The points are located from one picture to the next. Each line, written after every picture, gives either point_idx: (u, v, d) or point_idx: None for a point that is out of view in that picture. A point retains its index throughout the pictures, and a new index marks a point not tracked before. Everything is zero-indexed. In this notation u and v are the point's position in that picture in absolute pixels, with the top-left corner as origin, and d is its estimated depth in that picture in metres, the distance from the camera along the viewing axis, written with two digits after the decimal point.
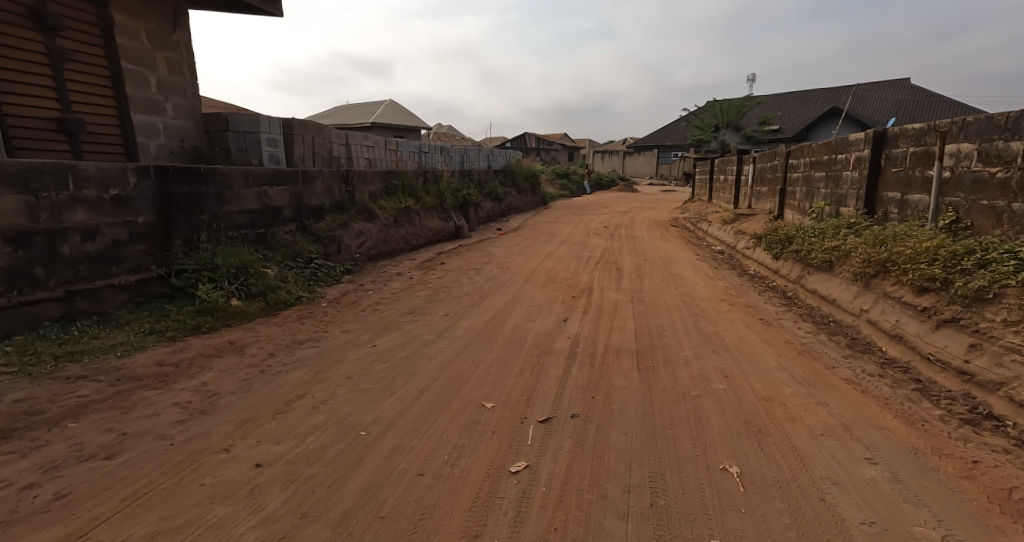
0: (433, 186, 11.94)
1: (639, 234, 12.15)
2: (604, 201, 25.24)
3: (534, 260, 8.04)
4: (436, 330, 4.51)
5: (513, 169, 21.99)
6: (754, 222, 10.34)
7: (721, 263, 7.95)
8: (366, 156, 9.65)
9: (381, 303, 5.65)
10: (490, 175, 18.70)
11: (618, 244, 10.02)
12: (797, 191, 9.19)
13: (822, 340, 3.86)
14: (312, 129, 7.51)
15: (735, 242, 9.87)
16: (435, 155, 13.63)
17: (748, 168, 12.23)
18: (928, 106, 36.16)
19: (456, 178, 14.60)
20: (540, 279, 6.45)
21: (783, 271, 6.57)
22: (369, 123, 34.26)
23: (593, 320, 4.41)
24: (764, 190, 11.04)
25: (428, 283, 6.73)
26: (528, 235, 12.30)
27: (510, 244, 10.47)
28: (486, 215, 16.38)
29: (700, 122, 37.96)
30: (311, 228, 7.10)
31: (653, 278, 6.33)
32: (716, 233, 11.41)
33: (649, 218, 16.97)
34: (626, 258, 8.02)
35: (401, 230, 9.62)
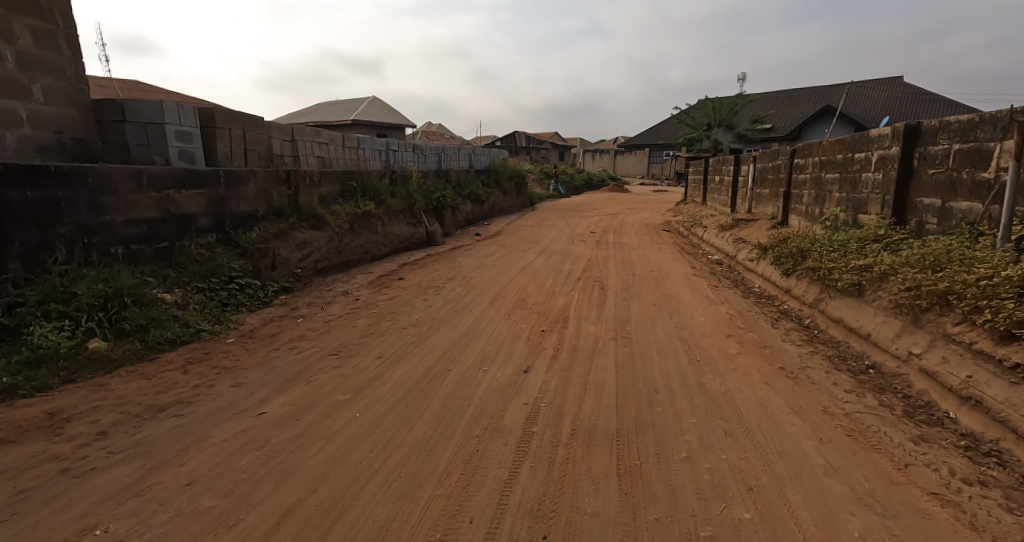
0: (401, 188, 10.85)
1: (629, 240, 11.13)
2: (593, 202, 24.25)
3: (504, 276, 6.99)
4: (355, 381, 3.48)
5: (496, 168, 20.85)
6: (755, 229, 9.33)
7: (719, 278, 6.96)
8: (317, 154, 8.57)
9: (307, 335, 4.60)
10: (471, 175, 17.64)
11: (604, 254, 8.98)
12: (804, 194, 8.18)
13: (860, 403, 2.88)
14: (241, 120, 6.43)
15: (735, 252, 8.86)
16: (405, 153, 12.52)
17: (748, 169, 11.21)
18: (922, 104, 35.50)
19: (430, 178, 13.51)
20: (506, 302, 5.43)
21: (793, 291, 5.59)
22: (350, 121, 33.02)
23: (558, 370, 3.41)
24: (766, 193, 10.03)
25: (376, 307, 5.67)
26: (507, 241, 11.25)
27: (483, 254, 9.40)
28: (465, 218, 15.27)
29: (691, 120, 37.01)
30: (238, 240, 6.01)
31: (639, 301, 5.32)
32: (713, 241, 10.39)
33: (639, 222, 15.94)
34: (610, 273, 7.01)
35: (358, 239, 8.55)
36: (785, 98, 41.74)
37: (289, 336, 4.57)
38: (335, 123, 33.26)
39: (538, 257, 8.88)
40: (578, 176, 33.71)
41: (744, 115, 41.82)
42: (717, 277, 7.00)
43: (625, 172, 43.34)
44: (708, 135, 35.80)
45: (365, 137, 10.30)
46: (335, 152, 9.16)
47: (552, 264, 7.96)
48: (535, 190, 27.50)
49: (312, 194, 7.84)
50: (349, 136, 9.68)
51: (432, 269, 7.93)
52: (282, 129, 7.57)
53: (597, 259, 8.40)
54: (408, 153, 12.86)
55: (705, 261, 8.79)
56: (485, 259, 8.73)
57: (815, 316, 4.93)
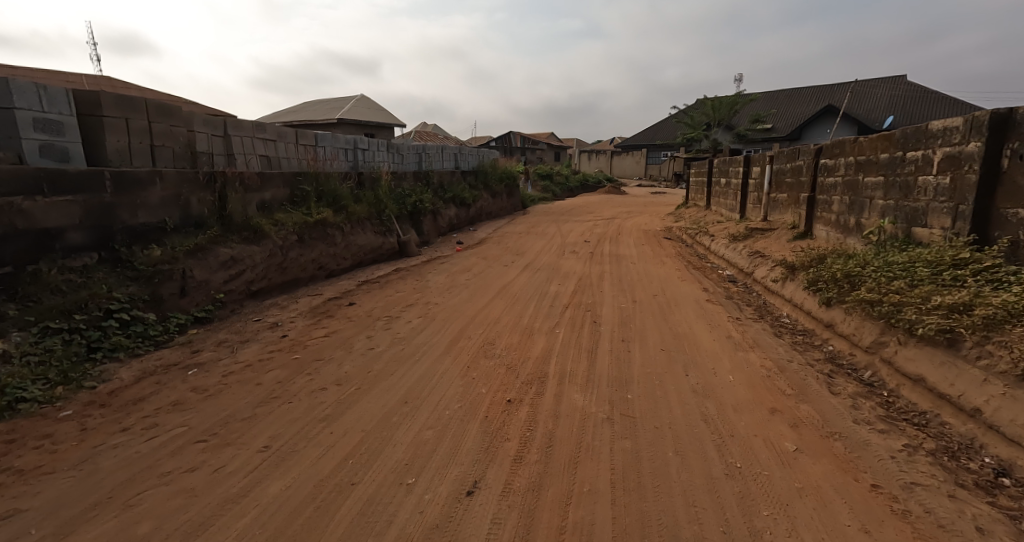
0: (367, 192, 9.60)
1: (627, 251, 9.87)
2: (588, 205, 23.04)
3: (476, 301, 5.74)
4: (201, 507, 2.21)
5: (485, 169, 19.59)
6: (773, 241, 8.09)
7: (737, 304, 5.73)
8: (260, 153, 7.34)
9: (189, 397, 3.37)
10: (456, 176, 16.44)
11: (599, 271, 7.73)
12: (833, 200, 6.96)
13: None
14: (142, 109, 5.20)
15: (751, 268, 7.62)
16: (377, 153, 11.28)
17: (762, 170, 9.98)
18: (927, 104, 34.48)
19: (406, 180, 12.27)
20: (470, 345, 4.19)
21: (840, 330, 4.37)
22: (335, 120, 31.69)
23: (517, 489, 2.27)
24: (784, 199, 8.79)
25: (305, 348, 4.43)
26: (490, 252, 9.99)
27: (459, 269, 8.14)
28: (447, 224, 14.02)
29: (690, 120, 35.83)
30: (132, 259, 4.76)
31: (641, 346, 4.09)
32: (723, 253, 9.16)
33: (638, 228, 14.72)
34: (604, 298, 5.77)
35: (309, 253, 7.29)
36: (786, 98, 40.64)
37: (162, 398, 3.33)
38: (320, 122, 31.98)
39: (522, 274, 7.63)
40: (573, 177, 32.47)
41: (744, 116, 40.69)
42: (735, 303, 5.78)
43: (622, 173, 42.09)
44: (707, 135, 34.69)
45: (325, 133, 9.06)
46: (285, 150, 7.93)
47: (536, 284, 6.71)
48: (527, 192, 26.27)
49: (249, 200, 6.59)
50: (305, 132, 8.44)
51: (393, 291, 6.67)
52: (209, 123, 6.33)
53: (590, 277, 7.15)
54: (380, 152, 11.61)
55: (716, 279, 7.57)
56: (459, 277, 7.48)
57: (876, 368, 3.72)
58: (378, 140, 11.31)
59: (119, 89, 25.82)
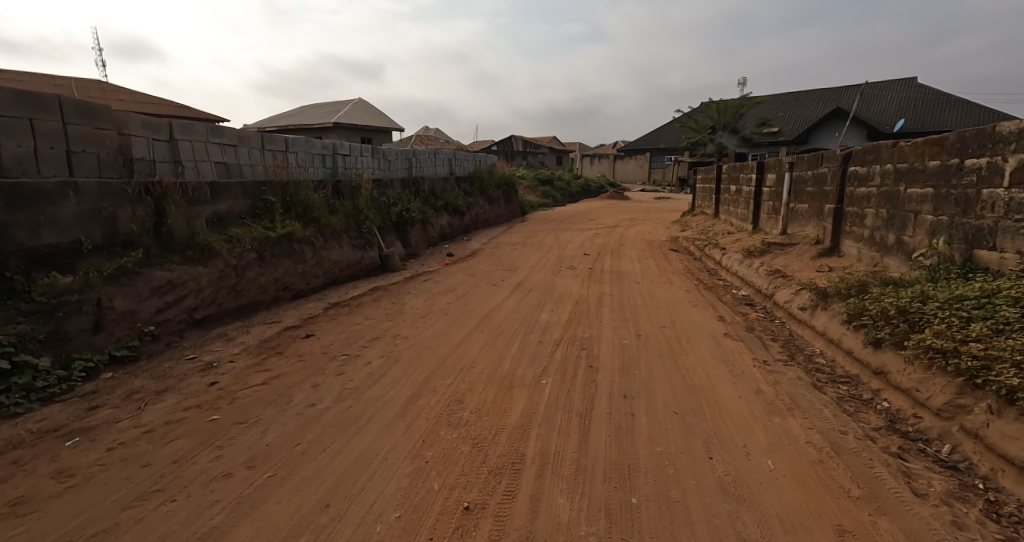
0: (344, 202, 8.80)
1: (630, 267, 9.05)
2: (590, 212, 22.21)
3: (453, 335, 4.91)
4: None
5: (481, 175, 18.86)
6: (794, 259, 7.25)
7: (761, 340, 4.88)
8: (218, 159, 6.55)
9: (42, 489, 2.52)
10: (448, 184, 15.70)
11: (599, 292, 6.90)
12: (869, 214, 6.12)
13: None
14: (53, 109, 4.50)
15: (771, 290, 6.78)
16: (360, 159, 10.51)
17: (779, 178, 9.15)
18: (939, 107, 33.56)
19: (393, 188, 11.49)
20: (434, 404, 3.35)
21: (898, 383, 3.51)
22: (331, 124, 30.99)
23: None
24: (806, 211, 7.96)
25: (233, 400, 3.58)
26: (480, 268, 9.15)
27: (443, 290, 7.32)
28: (437, 234, 13.22)
29: (695, 123, 35.02)
30: (29, 289, 3.96)
31: (648, 410, 3.25)
32: (738, 271, 8.32)
33: (642, 238, 13.90)
34: (603, 334, 4.92)
35: (270, 272, 6.47)
36: (792, 101, 39.84)
37: (4, 492, 2.50)
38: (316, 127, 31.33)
39: (513, 297, 6.80)
40: (574, 182, 31.64)
41: (749, 119, 39.93)
42: (755, 338, 4.94)
43: (624, 178, 41.22)
44: (712, 139, 33.89)
45: (298, 137, 8.28)
46: (250, 156, 7.14)
47: (525, 311, 5.88)
48: (527, 198, 25.47)
49: (198, 214, 5.79)
50: (274, 136, 7.66)
51: (362, 318, 5.84)
52: (151, 125, 5.54)
53: (588, 301, 6.31)
54: (364, 158, 10.84)
55: (731, 303, 6.73)
56: (442, 300, 6.65)
57: (955, 441, 2.86)
58: (361, 146, 10.55)
59: (109, 94, 25.22)
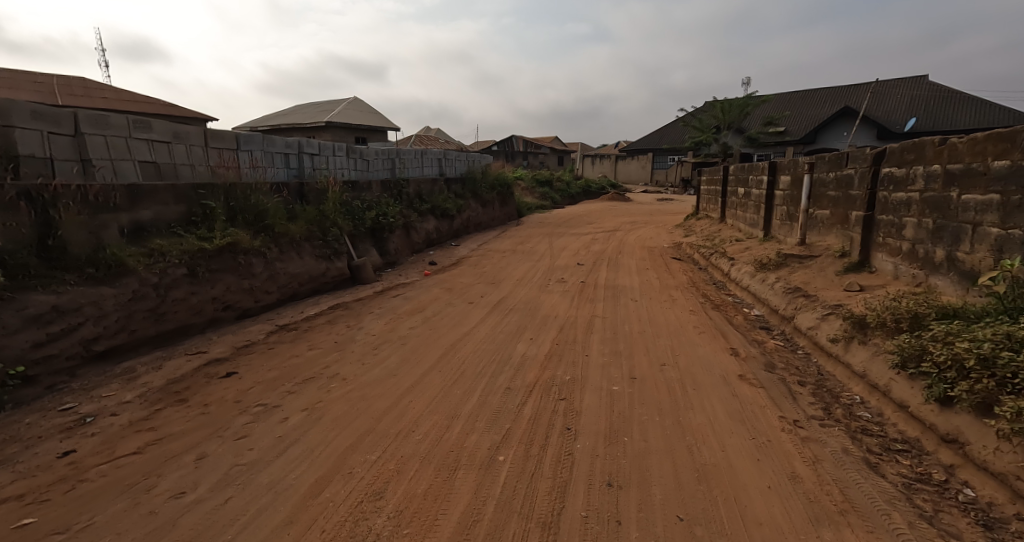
0: (306, 208, 7.91)
1: (627, 279, 8.13)
2: (589, 215, 21.32)
3: (405, 377, 3.96)
4: None
5: (474, 177, 18.00)
6: (815, 274, 6.30)
7: (787, 385, 3.92)
8: (143, 158, 5.63)
9: None
10: (435, 185, 14.82)
11: (590, 315, 5.95)
12: (910, 225, 5.23)
13: None
14: None
15: (790, 312, 5.83)
16: (329, 158, 9.63)
17: (796, 182, 8.24)
18: (951, 107, 32.64)
19: (369, 192, 10.57)
20: (340, 501, 2.42)
21: (992, 465, 2.55)
22: (324, 123, 30.08)
23: None
24: (828, 219, 7.01)
25: (76, 484, 2.64)
26: (461, 281, 8.22)
27: (412, 310, 6.38)
28: (421, 240, 12.31)
29: (699, 123, 34.04)
30: None
31: (640, 518, 2.31)
32: (750, 288, 7.35)
33: (642, 245, 13.00)
34: (590, 378, 3.96)
35: (206, 290, 5.52)
36: (798, 101, 38.89)
37: None
38: (308, 125, 30.44)
39: (490, 320, 5.87)
40: (574, 183, 30.65)
41: (754, 119, 38.98)
42: (779, 382, 3.97)
43: (626, 179, 40.21)
44: (717, 140, 33.04)
45: (252, 134, 7.36)
46: (187, 155, 6.22)
47: (499, 341, 4.94)
48: (524, 200, 24.55)
49: (107, 223, 4.86)
50: (221, 131, 6.73)
51: (306, 348, 4.89)
52: (45, 116, 4.65)
53: (574, 327, 5.35)
54: (336, 159, 9.92)
55: (744, 328, 5.75)
56: (408, 323, 5.70)
57: None
58: (331, 145, 9.64)
59: (92, 92, 24.32)
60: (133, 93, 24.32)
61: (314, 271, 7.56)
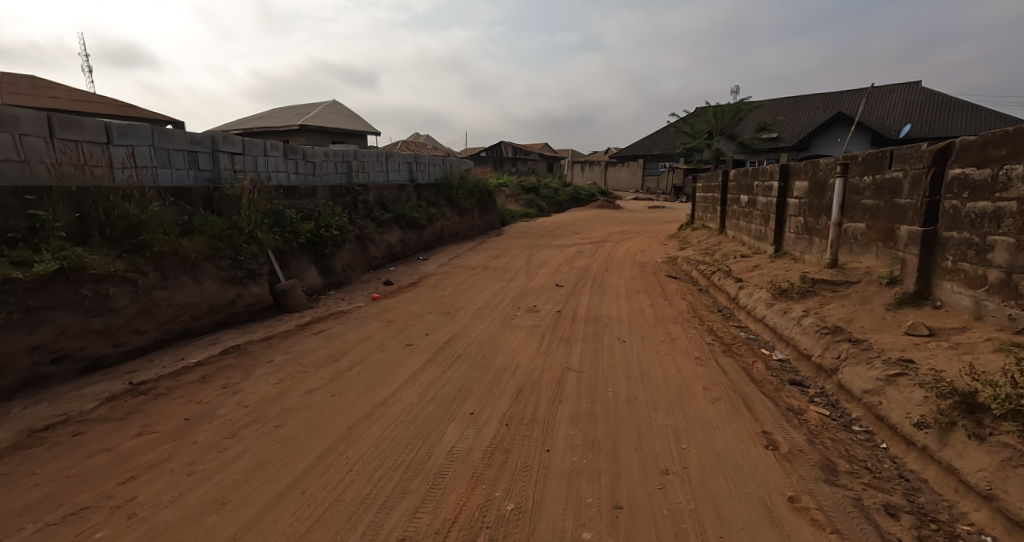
0: (211, 219, 6.34)
1: (611, 307, 6.63)
2: (576, 223, 19.87)
3: (241, 510, 2.40)
4: None
5: (449, 183, 16.51)
6: (857, 308, 4.75)
7: (873, 521, 2.40)
8: None
9: None
10: (401, 191, 13.29)
11: (561, 367, 4.39)
12: (1003, 247, 3.77)
13: None
14: None
15: (831, 363, 4.26)
16: (259, 158, 8.05)
17: (821, 188, 6.82)
18: (947, 113, 31.76)
19: (311, 200, 8.98)
20: None
21: None
22: (297, 126, 28.39)
23: None
24: (865, 234, 5.52)
25: None
26: (407, 312, 6.63)
27: (326, 357, 4.77)
28: (379, 255, 10.74)
29: (691, 128, 32.82)
30: None
31: None
32: (769, 321, 5.82)
33: (632, 259, 11.54)
34: (548, 511, 2.43)
35: (21, 337, 4.07)
36: (792, 107, 37.85)
37: None
38: (280, 128, 28.86)
39: (425, 374, 4.29)
40: (563, 190, 29.15)
41: (747, 125, 37.85)
42: (857, 512, 2.44)
43: (617, 187, 38.79)
44: (708, 146, 31.92)
45: (134, 124, 5.82)
46: (19, 146, 4.74)
47: (424, 419, 3.38)
48: (507, 208, 22.97)
49: None
50: (81, 120, 5.24)
51: (135, 431, 3.29)
52: None
53: (537, 391, 3.79)
54: (269, 159, 8.33)
55: (770, 385, 4.22)
56: (309, 382, 4.10)
57: None
58: (261, 142, 8.06)
59: (41, 91, 22.50)
60: (86, 92, 22.47)
61: (215, 299, 5.97)
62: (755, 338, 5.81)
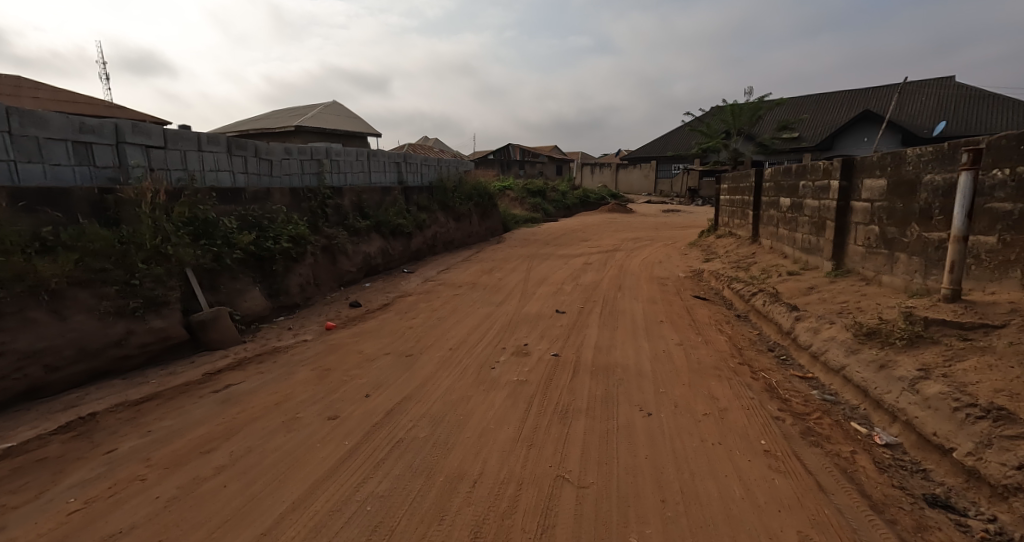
0: (94, 231, 4.75)
1: (628, 348, 4.97)
2: (585, 228, 18.22)
3: None
4: None
5: (445, 185, 14.96)
6: (1020, 374, 3.05)
7: None
8: None
9: None
10: (385, 195, 11.74)
11: (554, 475, 2.77)
12: None
13: None
14: None
15: (1008, 480, 2.58)
16: (193, 154, 6.44)
17: (923, 189, 5.13)
18: (982, 109, 29.73)
19: (262, 204, 7.33)
20: None
21: None
22: (292, 127, 27.00)
23: None
24: (1002, 252, 3.83)
25: None
26: (356, 355, 4.92)
27: (203, 443, 3.09)
28: (352, 270, 9.14)
29: (707, 128, 31.04)
30: None
31: None
32: (859, 378, 4.08)
33: (649, 273, 9.88)
34: None
35: None
36: (813, 105, 35.95)
37: None
38: (275, 130, 27.54)
39: (333, 487, 2.69)
40: (572, 193, 27.52)
41: (767, 125, 35.96)
42: None
43: (628, 189, 36.98)
44: (726, 146, 30.20)
45: None
46: None
47: None
48: (512, 212, 21.37)
49: None
50: None
51: None
52: None
53: None
54: (206, 155, 6.67)
55: (903, 515, 2.58)
56: (127, 512, 2.48)
57: None
58: (194, 135, 6.44)
59: (21, 90, 21.24)
60: (69, 93, 21.04)
61: (87, 342, 4.30)
62: (844, 404, 4.05)
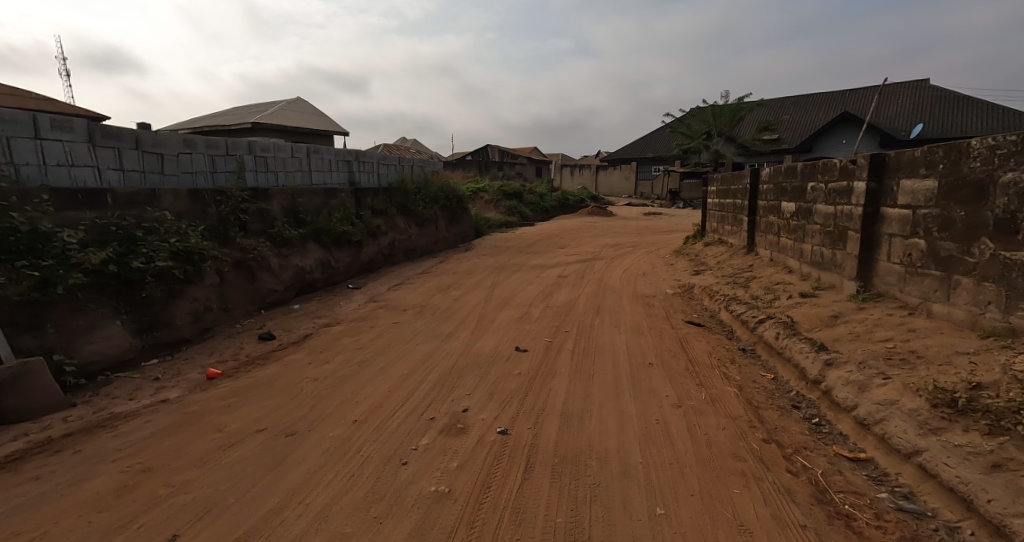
0: None
1: (607, 418, 3.51)
2: (562, 233, 16.81)
3: None
4: None
5: (405, 187, 13.42)
6: None
7: None
8: None
9: None
10: (328, 198, 10.15)
11: None
12: None
13: None
14: None
15: None
16: (24, 142, 5.00)
17: (1009, 187, 3.86)
18: (962, 110, 29.21)
19: (139, 210, 5.65)
20: None
21: None
22: (250, 124, 25.15)
23: None
24: None
25: None
26: (211, 434, 3.29)
27: None
28: (278, 289, 7.54)
29: (687, 129, 30.00)
30: None
31: None
32: (957, 482, 2.68)
33: (631, 289, 8.49)
34: None
35: None
36: (795, 106, 35.19)
37: None
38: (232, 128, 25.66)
39: None
40: (550, 195, 26.13)
41: (748, 125, 35.08)
42: None
43: (608, 190, 35.66)
44: (706, 147, 29.23)
45: None
46: None
47: None
48: (484, 216, 19.89)
49: None
50: None
51: None
52: None
53: None
54: (51, 144, 5.21)
55: None
56: None
57: None
58: (27, 115, 4.99)
59: None
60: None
61: None
62: (941, 525, 2.62)
